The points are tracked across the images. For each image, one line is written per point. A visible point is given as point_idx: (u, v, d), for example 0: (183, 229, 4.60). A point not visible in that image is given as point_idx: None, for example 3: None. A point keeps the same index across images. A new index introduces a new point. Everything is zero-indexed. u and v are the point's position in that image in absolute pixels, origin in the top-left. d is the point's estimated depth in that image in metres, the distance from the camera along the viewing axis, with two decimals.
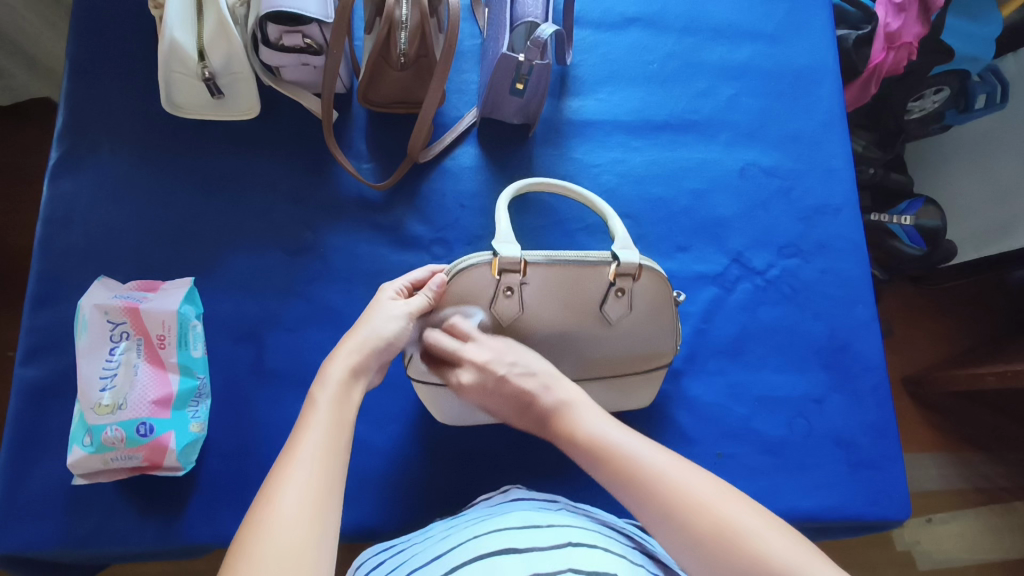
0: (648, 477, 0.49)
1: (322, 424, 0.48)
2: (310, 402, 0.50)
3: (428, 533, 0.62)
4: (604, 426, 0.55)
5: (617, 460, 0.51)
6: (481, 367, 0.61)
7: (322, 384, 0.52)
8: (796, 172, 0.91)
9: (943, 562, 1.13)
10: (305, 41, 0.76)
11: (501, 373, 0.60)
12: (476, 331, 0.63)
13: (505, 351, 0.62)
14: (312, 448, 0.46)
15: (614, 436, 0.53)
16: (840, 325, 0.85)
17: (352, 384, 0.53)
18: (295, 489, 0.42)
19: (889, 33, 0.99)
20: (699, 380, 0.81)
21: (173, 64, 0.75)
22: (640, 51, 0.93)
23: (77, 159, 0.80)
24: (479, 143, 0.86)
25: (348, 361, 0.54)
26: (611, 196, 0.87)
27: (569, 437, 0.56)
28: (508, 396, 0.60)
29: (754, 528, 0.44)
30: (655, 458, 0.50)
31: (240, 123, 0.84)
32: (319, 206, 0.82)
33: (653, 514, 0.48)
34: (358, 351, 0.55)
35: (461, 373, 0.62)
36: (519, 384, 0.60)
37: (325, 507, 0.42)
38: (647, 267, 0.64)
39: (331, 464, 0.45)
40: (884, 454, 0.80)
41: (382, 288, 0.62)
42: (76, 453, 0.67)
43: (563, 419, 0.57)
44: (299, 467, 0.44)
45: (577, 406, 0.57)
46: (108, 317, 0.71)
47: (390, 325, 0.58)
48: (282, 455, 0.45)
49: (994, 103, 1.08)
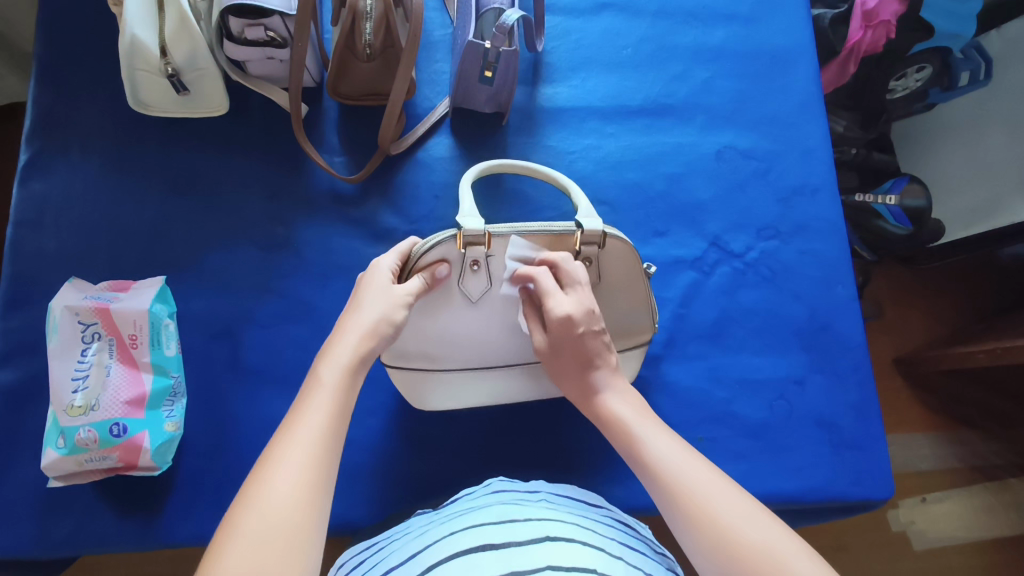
0: (694, 502, 0.47)
1: (324, 406, 0.46)
2: (314, 378, 0.48)
3: (408, 528, 0.62)
4: (663, 440, 0.53)
5: (667, 481, 0.49)
6: (586, 310, 0.58)
7: (327, 362, 0.49)
8: (773, 154, 0.90)
9: (937, 541, 1.13)
10: (268, 34, 0.75)
11: (594, 328, 0.59)
12: (581, 281, 0.60)
13: (599, 316, 0.61)
14: (310, 432, 0.44)
15: (650, 440, 0.53)
16: (821, 306, 0.84)
17: (359, 368, 0.50)
18: (290, 470, 0.41)
19: (867, 11, 1.01)
20: (679, 364, 0.81)
21: (136, 61, 0.74)
22: (612, 36, 0.92)
23: (46, 160, 0.79)
24: (452, 132, 0.86)
25: (356, 344, 0.51)
26: (586, 182, 0.86)
27: (631, 446, 0.54)
28: (587, 350, 0.59)
29: (792, 555, 0.42)
30: (702, 480, 0.49)
31: (210, 120, 0.83)
32: (292, 201, 0.81)
33: (697, 544, 0.46)
34: (365, 334, 0.52)
35: (563, 303, 0.58)
36: (598, 348, 0.59)
37: (318, 493, 0.41)
38: (611, 235, 0.63)
39: (329, 449, 0.44)
40: (867, 434, 0.79)
41: (375, 266, 0.58)
42: (49, 455, 0.66)
43: (615, 408, 0.57)
44: (297, 446, 0.43)
45: (627, 394, 0.59)
46: (78, 318, 0.70)
47: (394, 308, 0.55)
48: (278, 436, 0.44)
49: (977, 80, 1.05)
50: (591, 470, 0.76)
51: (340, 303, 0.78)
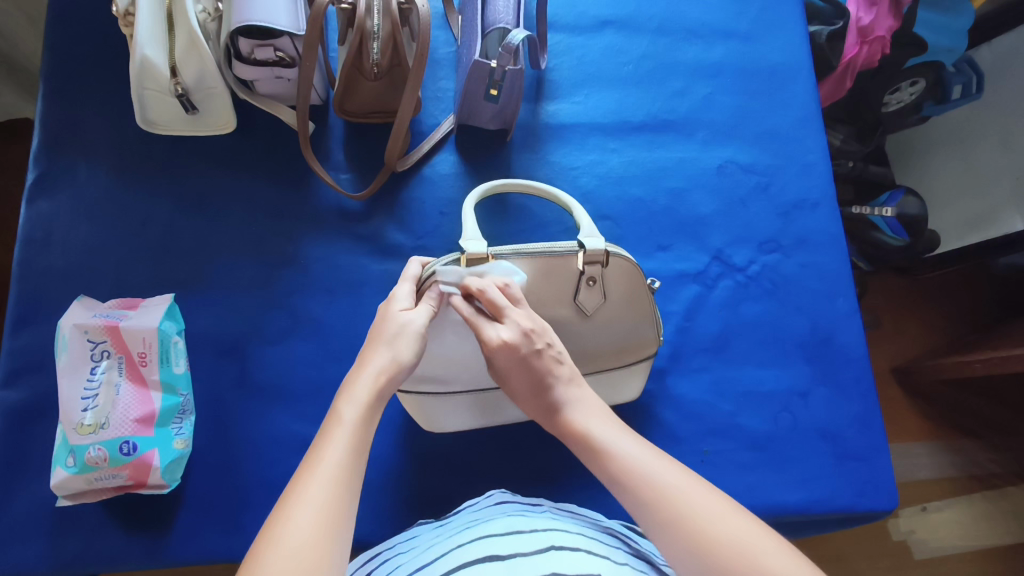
0: (669, 511, 0.46)
1: (344, 442, 0.46)
2: (335, 415, 0.48)
3: (417, 540, 0.62)
4: (636, 449, 0.51)
5: (650, 497, 0.47)
6: (524, 332, 0.56)
7: (348, 398, 0.49)
8: (772, 168, 0.91)
9: (938, 550, 1.13)
10: (277, 54, 0.76)
11: (538, 348, 0.56)
12: (523, 300, 0.58)
13: (545, 329, 0.58)
14: (330, 467, 0.44)
15: (614, 441, 0.52)
16: (822, 318, 0.85)
17: (378, 405, 0.50)
18: (312, 507, 0.41)
19: (862, 28, 1.01)
20: (683, 378, 0.81)
21: (145, 81, 0.75)
22: (614, 54, 0.94)
23: (54, 179, 0.80)
24: (457, 149, 0.87)
25: (375, 379, 0.51)
26: (589, 198, 0.87)
27: (594, 451, 0.53)
28: (536, 372, 0.56)
29: (764, 550, 0.43)
30: (681, 487, 0.47)
31: (218, 138, 0.84)
32: (299, 218, 0.82)
33: (674, 549, 0.45)
34: (386, 366, 0.52)
35: (498, 331, 0.56)
36: (550, 364, 0.56)
37: (338, 528, 0.41)
38: (614, 253, 0.65)
39: (348, 484, 0.44)
40: (869, 445, 0.80)
41: (392, 295, 0.58)
42: (59, 474, 0.66)
43: (578, 420, 0.55)
44: (317, 483, 0.43)
45: (589, 405, 0.56)
46: (88, 336, 0.70)
47: (411, 337, 0.54)
48: (299, 472, 0.44)
49: (969, 93, 1.08)
50: (597, 485, 0.77)
51: (347, 319, 0.78)
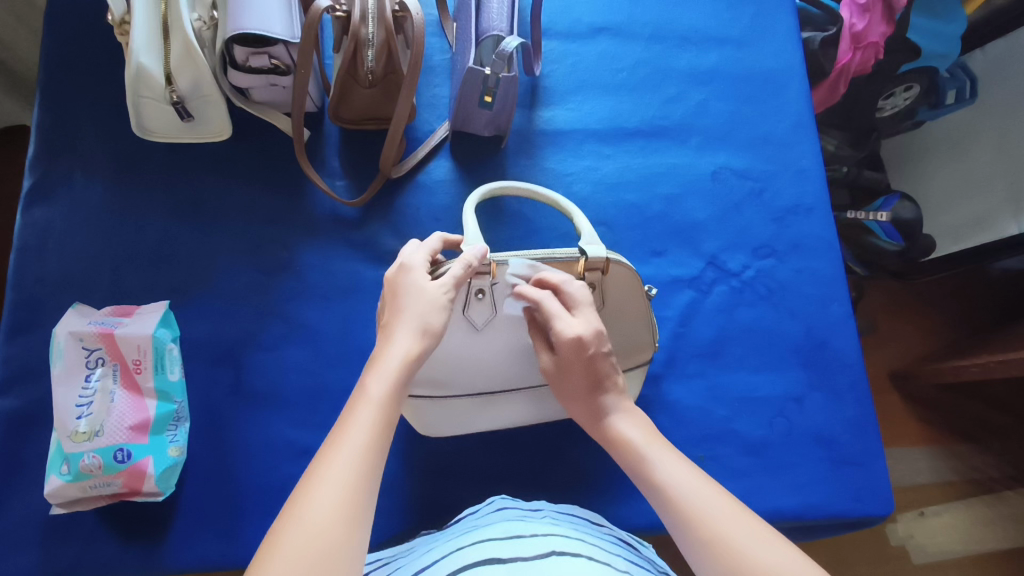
0: (704, 529, 0.47)
1: (368, 420, 0.46)
2: (361, 392, 0.48)
3: (413, 547, 0.62)
4: (677, 468, 0.53)
5: (687, 513, 0.49)
6: (595, 331, 0.60)
7: (373, 373, 0.49)
8: (767, 174, 0.92)
9: (937, 554, 1.13)
10: (272, 62, 0.76)
11: (603, 350, 0.60)
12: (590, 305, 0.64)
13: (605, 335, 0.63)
14: (353, 444, 0.44)
15: (659, 459, 0.55)
16: (817, 323, 0.85)
17: (404, 377, 0.50)
18: (335, 485, 0.42)
19: (854, 34, 1.01)
20: (678, 383, 0.81)
21: (142, 89, 0.76)
22: (609, 60, 0.94)
23: (50, 187, 0.80)
24: (452, 156, 0.87)
25: (402, 353, 0.51)
26: (584, 204, 0.87)
27: (639, 463, 0.56)
28: (597, 371, 0.60)
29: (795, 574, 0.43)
30: (717, 507, 0.49)
31: (213, 146, 0.84)
32: (294, 225, 0.82)
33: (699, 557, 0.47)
34: (412, 339, 0.52)
35: (574, 325, 0.59)
36: (608, 367, 0.61)
37: (362, 505, 0.42)
38: (614, 261, 0.65)
39: (372, 462, 0.44)
40: (865, 450, 0.80)
41: (405, 265, 0.57)
42: (53, 482, 0.66)
43: (625, 434, 0.58)
44: (341, 460, 0.43)
45: (637, 422, 0.59)
46: (83, 344, 0.70)
47: (434, 307, 0.54)
48: (323, 449, 0.44)
49: (963, 98, 1.10)
50: (592, 491, 0.77)
51: (342, 325, 0.78)
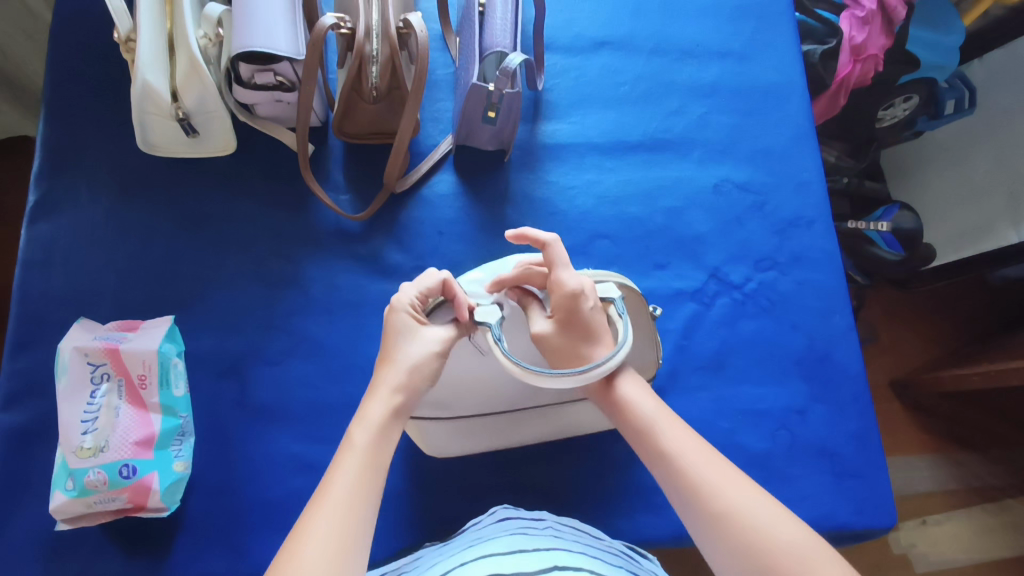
0: (717, 503, 0.49)
1: (354, 468, 0.47)
2: (347, 442, 0.50)
3: (417, 561, 0.62)
4: (683, 439, 0.54)
5: (697, 488, 0.50)
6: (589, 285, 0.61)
7: (361, 423, 0.51)
8: (768, 187, 0.92)
9: (939, 563, 1.13)
10: (277, 78, 0.77)
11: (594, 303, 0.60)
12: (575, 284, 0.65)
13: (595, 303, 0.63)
14: (340, 494, 0.45)
15: (663, 427, 0.55)
16: (819, 335, 0.86)
17: (392, 425, 0.52)
18: (320, 539, 0.42)
19: (855, 46, 1.01)
20: (681, 396, 0.82)
21: (146, 104, 0.75)
22: (610, 74, 0.95)
23: (54, 201, 0.80)
24: (455, 169, 0.88)
25: (387, 403, 0.52)
26: (586, 217, 0.88)
27: (641, 431, 0.56)
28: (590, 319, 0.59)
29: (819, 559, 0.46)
30: (725, 481, 0.50)
31: (217, 160, 0.84)
32: (298, 238, 0.82)
33: (725, 547, 0.48)
34: (398, 389, 0.53)
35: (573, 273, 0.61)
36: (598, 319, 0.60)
37: (350, 556, 0.43)
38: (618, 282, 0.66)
39: (359, 510, 0.45)
40: (867, 462, 0.80)
41: (395, 306, 0.58)
42: (58, 497, 0.66)
43: (627, 397, 0.58)
44: (329, 512, 0.44)
45: (639, 385, 0.59)
46: (88, 359, 0.70)
47: (423, 356, 0.56)
48: (312, 501, 0.45)
49: (962, 108, 1.10)
50: (596, 504, 0.76)
51: (346, 339, 0.79)
